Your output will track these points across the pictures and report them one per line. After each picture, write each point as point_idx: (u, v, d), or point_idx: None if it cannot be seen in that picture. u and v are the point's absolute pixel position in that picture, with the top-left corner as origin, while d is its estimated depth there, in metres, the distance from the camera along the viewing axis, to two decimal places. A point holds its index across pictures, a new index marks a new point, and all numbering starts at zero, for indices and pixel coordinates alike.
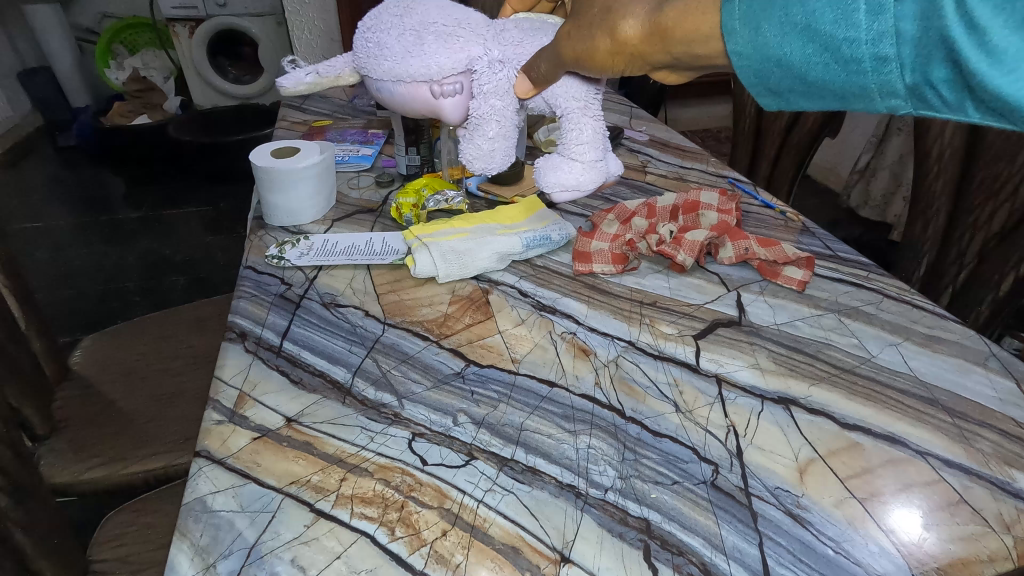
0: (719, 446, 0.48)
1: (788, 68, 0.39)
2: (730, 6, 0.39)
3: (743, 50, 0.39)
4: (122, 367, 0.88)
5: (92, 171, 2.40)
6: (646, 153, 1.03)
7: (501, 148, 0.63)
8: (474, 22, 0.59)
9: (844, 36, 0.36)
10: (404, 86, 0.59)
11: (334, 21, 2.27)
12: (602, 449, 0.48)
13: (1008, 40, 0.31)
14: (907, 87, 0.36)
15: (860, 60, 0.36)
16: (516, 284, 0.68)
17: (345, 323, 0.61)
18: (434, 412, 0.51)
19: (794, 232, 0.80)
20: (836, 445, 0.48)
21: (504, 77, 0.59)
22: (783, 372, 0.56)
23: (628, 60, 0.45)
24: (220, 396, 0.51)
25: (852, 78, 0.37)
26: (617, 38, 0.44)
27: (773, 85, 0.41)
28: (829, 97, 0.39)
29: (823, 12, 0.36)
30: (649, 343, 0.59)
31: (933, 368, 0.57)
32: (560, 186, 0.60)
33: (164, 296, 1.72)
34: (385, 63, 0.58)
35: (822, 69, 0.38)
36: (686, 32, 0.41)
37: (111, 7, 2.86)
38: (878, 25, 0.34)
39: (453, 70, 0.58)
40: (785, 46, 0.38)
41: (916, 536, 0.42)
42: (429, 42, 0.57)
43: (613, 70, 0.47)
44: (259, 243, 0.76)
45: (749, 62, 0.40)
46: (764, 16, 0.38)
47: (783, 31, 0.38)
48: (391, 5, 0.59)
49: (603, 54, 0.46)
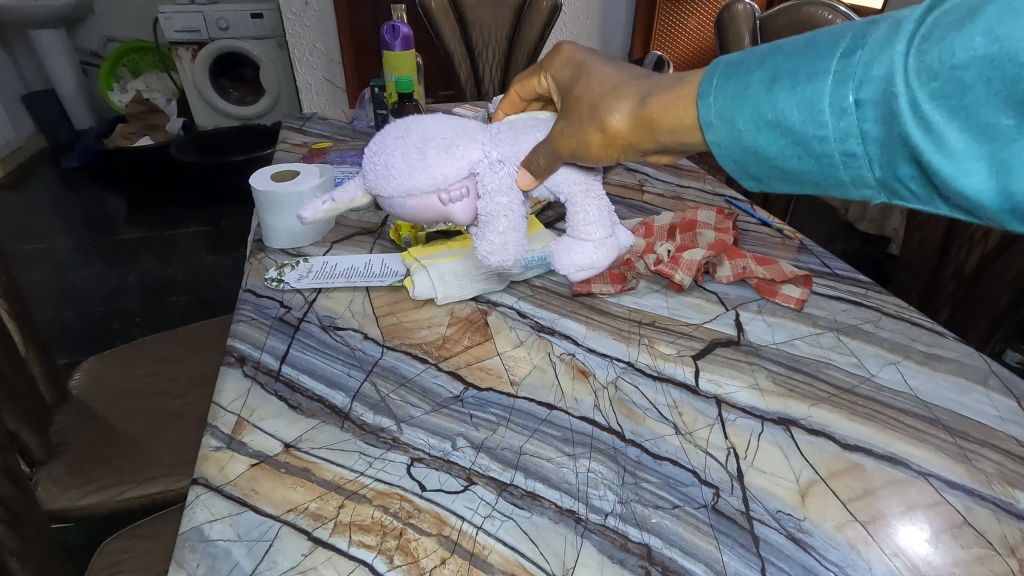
0: (720, 469, 0.48)
1: (765, 158, 0.40)
2: (705, 103, 0.41)
3: (723, 142, 0.41)
4: (122, 390, 0.88)
5: (94, 192, 2.42)
6: (644, 172, 1.04)
7: (515, 243, 0.57)
8: (472, 127, 0.55)
9: (813, 134, 0.37)
10: (413, 201, 0.54)
11: (334, 42, 2.30)
12: (602, 473, 0.47)
13: (966, 144, 0.31)
14: (878, 180, 0.36)
15: (831, 156, 0.37)
16: (515, 304, 0.68)
17: (344, 346, 0.61)
18: (433, 436, 0.50)
19: (791, 250, 0.80)
20: (838, 467, 0.48)
21: (507, 175, 0.54)
22: (783, 392, 0.55)
23: (620, 151, 0.48)
24: (219, 422, 0.51)
25: (826, 171, 0.38)
26: (607, 132, 0.47)
27: (753, 172, 0.42)
28: (807, 186, 0.40)
29: (791, 112, 0.37)
30: (648, 364, 0.59)
31: (932, 386, 0.56)
32: (575, 269, 0.57)
33: (165, 316, 1.72)
34: (389, 183, 0.53)
35: (797, 161, 0.39)
36: (671, 123, 0.43)
37: (114, 31, 2.90)
38: (843, 124, 0.35)
39: (458, 177, 0.53)
40: (760, 138, 0.39)
41: (923, 554, 0.42)
42: (431, 155, 0.52)
43: (606, 160, 0.50)
44: (259, 265, 0.76)
45: (728, 151, 0.41)
46: (737, 111, 0.40)
47: (756, 127, 0.39)
48: (390, 124, 0.54)
49: (595, 146, 0.48)
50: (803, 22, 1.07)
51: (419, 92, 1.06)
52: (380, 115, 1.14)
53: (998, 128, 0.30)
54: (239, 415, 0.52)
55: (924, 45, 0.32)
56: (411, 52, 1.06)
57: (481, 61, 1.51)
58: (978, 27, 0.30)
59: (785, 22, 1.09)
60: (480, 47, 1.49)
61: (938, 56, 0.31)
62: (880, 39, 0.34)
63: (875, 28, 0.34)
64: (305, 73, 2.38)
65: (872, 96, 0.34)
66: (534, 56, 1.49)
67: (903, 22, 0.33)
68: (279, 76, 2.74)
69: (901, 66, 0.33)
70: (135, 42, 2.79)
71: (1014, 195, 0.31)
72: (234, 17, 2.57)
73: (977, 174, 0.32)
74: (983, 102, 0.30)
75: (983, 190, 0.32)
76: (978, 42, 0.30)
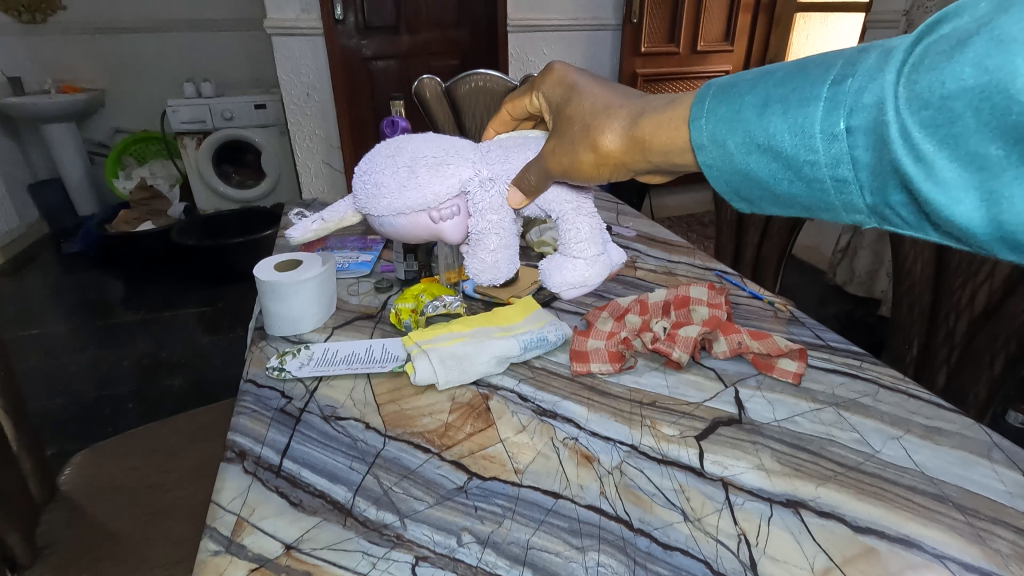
0: (732, 558, 0.47)
1: (757, 181, 0.42)
2: (698, 125, 0.44)
3: (715, 163, 0.44)
4: (114, 487, 0.86)
5: (93, 277, 2.45)
6: (635, 248, 1.07)
7: (503, 260, 0.68)
8: (461, 148, 0.64)
9: (804, 159, 0.39)
10: (405, 218, 0.64)
11: (334, 129, 2.42)
12: (612, 567, 0.46)
13: (954, 173, 0.32)
14: (869, 206, 0.38)
15: (822, 180, 0.38)
16: (516, 387, 0.69)
17: (345, 436, 0.61)
18: (437, 532, 0.49)
19: (783, 322, 0.82)
20: (851, 552, 0.47)
21: (496, 193, 0.64)
22: (789, 473, 0.55)
23: (612, 169, 0.52)
24: (218, 523, 0.50)
25: (817, 194, 0.39)
26: (599, 151, 0.51)
27: (745, 193, 0.44)
28: (798, 208, 0.42)
29: (782, 136, 0.39)
30: (651, 447, 0.59)
31: (937, 462, 0.56)
32: (568, 284, 0.66)
33: (159, 400, 1.70)
34: (381, 200, 0.63)
35: (788, 184, 0.41)
36: (664, 142, 0.47)
37: (123, 122, 3.04)
38: (834, 149, 0.37)
39: (449, 195, 0.63)
40: (751, 162, 0.42)
41: None
42: (422, 174, 0.62)
43: (598, 178, 0.55)
44: (260, 353, 0.77)
45: (721, 172, 0.44)
46: (729, 135, 0.42)
47: (748, 150, 0.41)
48: (382, 147, 0.64)
49: (587, 165, 0.53)
50: None
51: None
52: None
53: (986, 158, 0.31)
54: (238, 514, 0.51)
55: (914, 74, 0.33)
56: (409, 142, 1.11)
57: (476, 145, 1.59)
58: (967, 59, 0.30)
59: None
60: (472, 133, 1.57)
61: (928, 86, 0.32)
62: (871, 67, 0.35)
63: (866, 56, 0.36)
64: (305, 157, 2.48)
65: (863, 123, 0.35)
66: None
67: (895, 51, 0.34)
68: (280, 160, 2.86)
69: (891, 93, 0.34)
70: (143, 132, 2.91)
71: (1004, 224, 0.31)
72: (238, 108, 2.71)
73: (966, 202, 0.32)
74: (973, 132, 0.31)
75: (974, 219, 0.32)
76: (967, 73, 0.30)
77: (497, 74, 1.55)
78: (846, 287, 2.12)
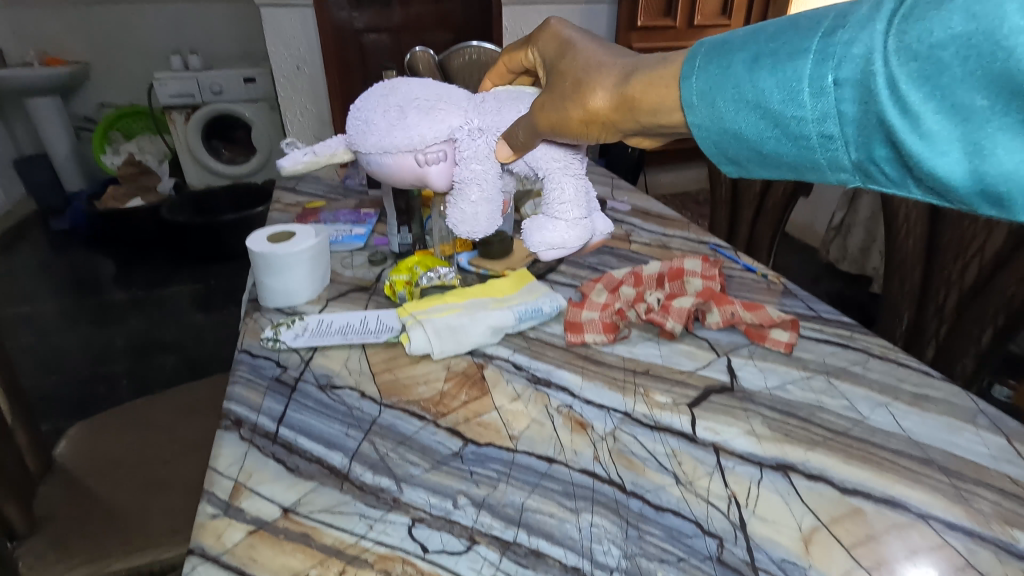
0: (722, 518, 0.48)
1: (744, 140, 0.41)
2: (687, 83, 0.42)
3: (702, 123, 0.42)
4: (111, 460, 0.86)
5: (84, 255, 2.42)
6: (630, 222, 1.07)
7: (484, 214, 0.63)
8: (455, 95, 0.61)
9: (791, 116, 0.37)
10: (389, 158, 0.60)
11: (325, 104, 2.38)
12: (606, 528, 0.47)
13: (940, 127, 0.32)
14: (855, 164, 0.36)
15: (808, 138, 0.37)
16: (511, 357, 0.69)
17: (341, 405, 0.61)
18: (434, 495, 0.50)
19: (776, 294, 0.83)
20: (839, 512, 0.48)
21: (485, 143, 0.60)
22: (779, 438, 0.56)
23: (602, 129, 0.49)
24: (215, 488, 0.51)
25: (803, 154, 0.38)
26: (588, 109, 0.48)
27: (732, 155, 0.43)
28: (785, 169, 0.41)
29: (771, 91, 0.38)
30: (645, 414, 0.60)
31: (924, 427, 0.57)
32: (546, 246, 0.60)
33: (154, 377, 1.70)
34: (367, 139, 0.59)
35: (775, 143, 0.39)
36: (651, 102, 0.44)
37: (110, 96, 2.98)
38: (821, 105, 0.36)
39: (436, 138, 0.59)
40: (739, 120, 0.40)
41: None
42: (411, 114, 0.58)
43: (588, 139, 0.51)
44: (254, 325, 0.76)
45: (708, 134, 0.42)
46: (716, 93, 0.40)
47: (736, 108, 0.40)
48: (378, 88, 0.61)
49: (576, 123, 0.49)
50: None
51: None
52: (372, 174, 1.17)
53: (973, 109, 0.31)
54: (235, 480, 0.52)
55: (904, 22, 0.32)
56: None
57: None
58: (956, 5, 0.30)
59: None
60: None
61: (917, 35, 0.31)
62: (861, 17, 0.34)
63: (857, 8, 0.34)
64: (297, 133, 2.44)
65: (851, 75, 0.34)
66: None
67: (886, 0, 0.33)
68: (271, 136, 2.81)
69: (880, 43, 0.33)
70: (130, 107, 2.85)
71: (987, 177, 0.31)
72: (227, 82, 2.66)
73: (951, 155, 0.32)
74: (961, 82, 0.30)
75: (956, 173, 0.32)
76: (956, 20, 0.30)
77: (491, 47, 1.53)
78: (838, 265, 2.14)
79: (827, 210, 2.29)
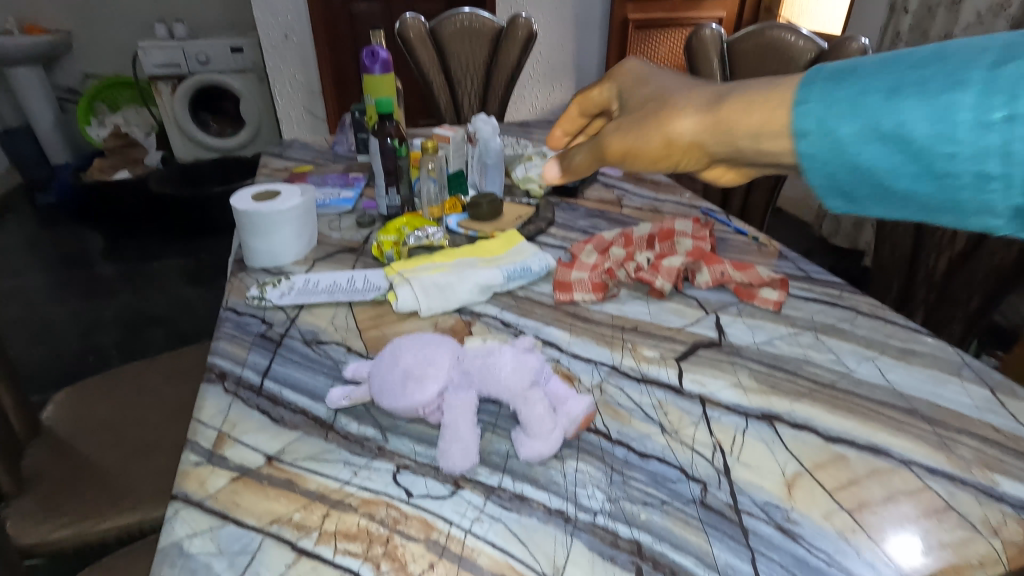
0: (707, 465, 0.48)
1: (866, 176, 0.32)
2: (801, 108, 0.33)
3: (814, 154, 0.33)
4: (99, 422, 0.86)
5: (70, 228, 2.38)
6: (622, 187, 1.06)
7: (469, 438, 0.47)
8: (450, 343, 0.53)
9: (941, 151, 0.29)
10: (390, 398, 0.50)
11: (314, 74, 2.34)
12: (591, 473, 0.47)
13: None
14: (1015, 211, 0.29)
15: (959, 177, 0.29)
16: (499, 314, 0.69)
17: (327, 359, 0.61)
18: (419, 443, 0.50)
19: (768, 256, 0.82)
20: (822, 458, 0.49)
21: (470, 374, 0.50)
22: (765, 389, 0.56)
23: (686, 154, 0.41)
24: (199, 437, 0.50)
25: (946, 196, 0.30)
26: (671, 134, 0.40)
27: (845, 193, 0.34)
28: (912, 211, 0.32)
29: (917, 122, 0.30)
30: (632, 367, 0.60)
31: (910, 379, 0.58)
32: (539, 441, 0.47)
33: (144, 350, 1.69)
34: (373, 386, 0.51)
35: (912, 180, 0.31)
36: (751, 125, 0.36)
37: (93, 67, 2.91)
38: (985, 139, 0.28)
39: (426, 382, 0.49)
40: (865, 153, 0.31)
41: (917, 564, 0.40)
42: (402, 358, 0.51)
43: (666, 165, 0.42)
44: (239, 284, 0.75)
45: (820, 167, 0.33)
46: (841, 118, 0.32)
47: (865, 139, 0.31)
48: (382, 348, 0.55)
49: (657, 147, 0.41)
50: (767, 46, 1.13)
51: (399, 117, 1.04)
52: (361, 139, 1.15)
53: None
54: (220, 430, 0.51)
55: None
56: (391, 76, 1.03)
57: (460, 88, 1.55)
58: None
59: (752, 45, 1.13)
60: (459, 77, 1.53)
61: None
62: None
63: None
64: (286, 104, 2.40)
65: None
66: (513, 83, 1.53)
67: None
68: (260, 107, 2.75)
69: None
70: (114, 77, 2.79)
71: None
72: (214, 51, 2.59)
73: None
74: None
75: None
76: None
77: (483, 13, 1.50)
78: (831, 240, 2.14)
79: None
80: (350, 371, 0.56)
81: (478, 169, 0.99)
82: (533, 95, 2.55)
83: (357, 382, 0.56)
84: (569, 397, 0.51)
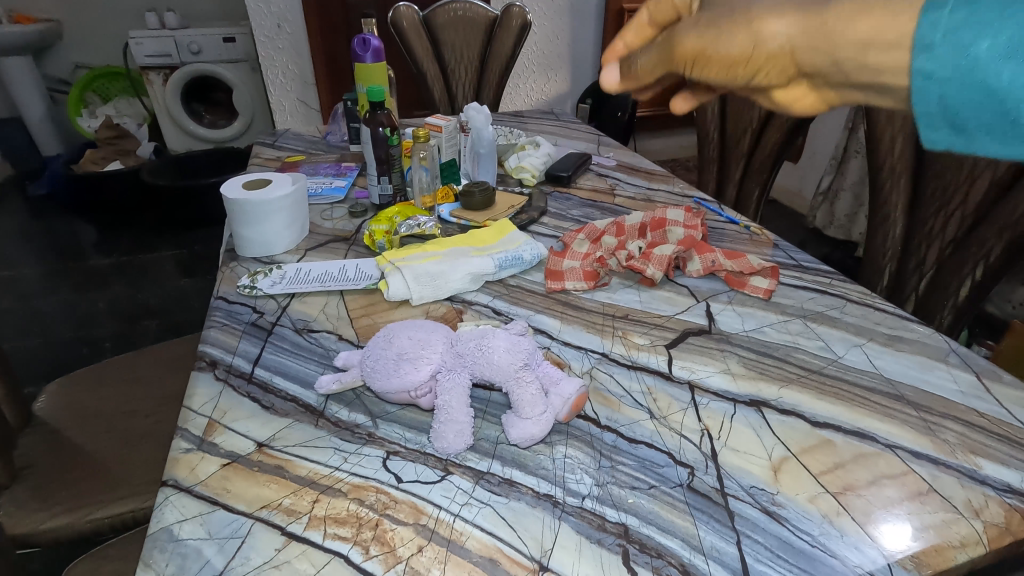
0: (695, 450, 0.48)
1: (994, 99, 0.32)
2: (935, 17, 0.33)
3: (936, 71, 0.33)
4: (91, 412, 0.86)
5: (62, 220, 2.37)
6: (615, 177, 1.06)
7: (459, 420, 0.48)
8: (444, 331, 0.54)
9: None
10: (381, 383, 0.51)
11: (308, 64, 2.32)
12: (579, 458, 0.48)
13: None
14: None
15: None
16: (490, 303, 0.69)
17: (318, 346, 0.61)
18: (409, 430, 0.51)
19: (759, 244, 0.83)
20: (809, 443, 0.49)
21: (464, 356, 0.50)
22: (753, 375, 0.57)
23: (765, 66, 0.41)
24: (189, 424, 0.50)
25: None
26: (758, 42, 0.40)
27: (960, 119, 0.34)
28: None
29: None
30: (622, 354, 0.60)
31: (897, 365, 0.58)
32: (529, 424, 0.48)
33: (138, 341, 1.69)
34: (367, 371, 0.52)
35: None
36: (862, 33, 0.36)
37: (84, 57, 2.88)
38: None
39: (418, 366, 0.50)
40: (1001, 73, 0.31)
41: (902, 546, 0.41)
42: (397, 342, 0.52)
43: (738, 77, 0.43)
44: (230, 274, 0.75)
45: (942, 85, 0.33)
46: (984, 33, 0.31)
47: (1003, 56, 0.31)
48: (377, 334, 0.56)
49: (737, 56, 0.41)
50: None
51: (391, 106, 1.03)
52: (353, 129, 1.14)
53: None
54: (210, 417, 0.51)
55: None
56: (383, 64, 1.02)
57: (454, 78, 1.53)
58: None
59: None
60: (452, 66, 1.52)
61: None
62: None
63: None
64: (279, 95, 2.39)
65: None
66: (506, 73, 1.52)
67: None
68: (252, 98, 2.72)
69: None
70: (105, 68, 2.76)
71: None
72: (206, 41, 2.55)
73: None
74: None
75: None
76: None
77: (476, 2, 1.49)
78: (824, 231, 2.14)
79: (815, 176, 2.29)
80: (341, 360, 0.56)
81: (471, 159, 0.99)
82: (527, 86, 2.54)
83: (347, 369, 0.56)
84: (561, 379, 0.51)
